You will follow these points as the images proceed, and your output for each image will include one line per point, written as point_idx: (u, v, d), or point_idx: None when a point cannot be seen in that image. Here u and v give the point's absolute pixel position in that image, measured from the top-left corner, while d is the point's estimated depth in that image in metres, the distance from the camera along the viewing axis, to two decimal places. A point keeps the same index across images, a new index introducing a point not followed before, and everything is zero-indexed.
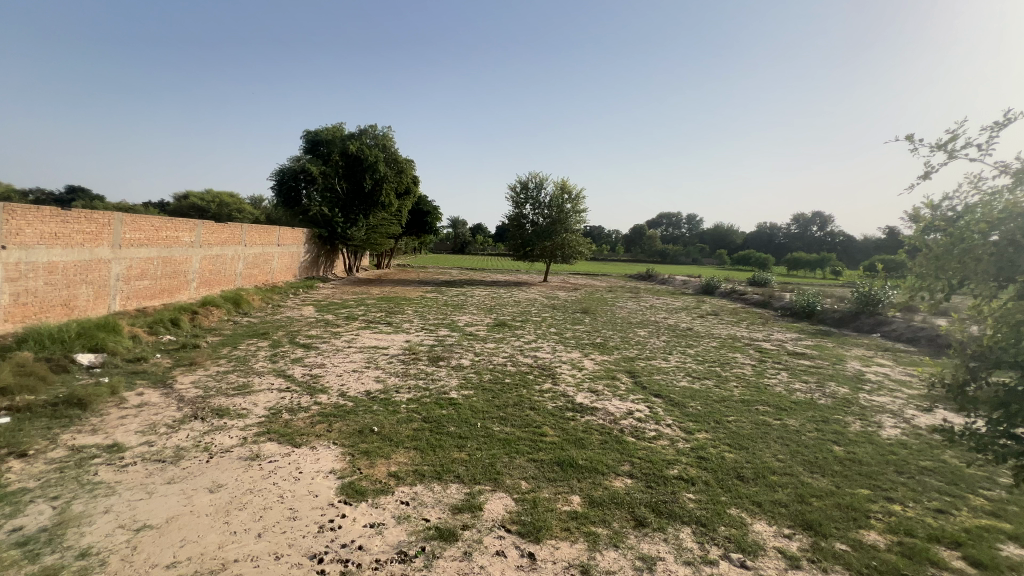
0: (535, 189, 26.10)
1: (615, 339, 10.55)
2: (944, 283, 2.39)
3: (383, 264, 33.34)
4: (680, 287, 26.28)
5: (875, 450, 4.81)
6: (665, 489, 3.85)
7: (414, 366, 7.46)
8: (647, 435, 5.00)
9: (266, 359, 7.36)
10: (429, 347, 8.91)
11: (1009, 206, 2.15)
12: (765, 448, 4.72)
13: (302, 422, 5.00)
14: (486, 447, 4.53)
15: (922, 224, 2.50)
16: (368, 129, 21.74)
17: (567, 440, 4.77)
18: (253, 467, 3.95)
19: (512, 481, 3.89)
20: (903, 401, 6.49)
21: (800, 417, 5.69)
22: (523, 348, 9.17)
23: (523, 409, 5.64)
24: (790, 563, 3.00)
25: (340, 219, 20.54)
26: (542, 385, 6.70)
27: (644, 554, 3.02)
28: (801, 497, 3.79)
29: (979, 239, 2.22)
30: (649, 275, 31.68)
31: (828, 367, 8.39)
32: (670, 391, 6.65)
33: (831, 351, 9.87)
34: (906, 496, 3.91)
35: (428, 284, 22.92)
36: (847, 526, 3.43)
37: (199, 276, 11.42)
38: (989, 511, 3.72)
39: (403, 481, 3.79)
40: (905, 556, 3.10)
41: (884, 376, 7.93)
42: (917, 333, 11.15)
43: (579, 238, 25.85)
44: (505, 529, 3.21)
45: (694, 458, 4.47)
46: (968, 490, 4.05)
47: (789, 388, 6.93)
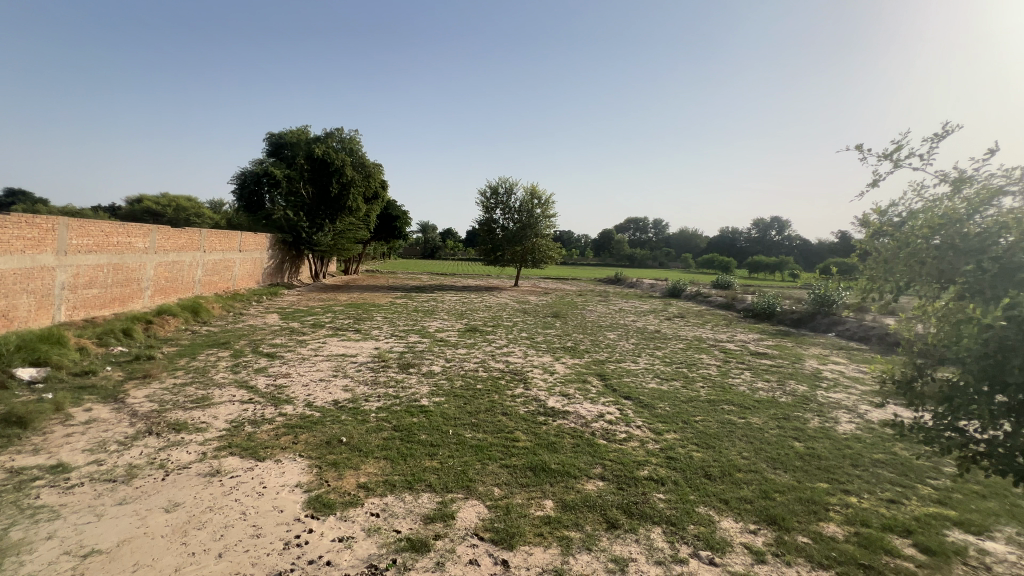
0: (505, 194, 26.17)
1: (585, 342, 10.66)
2: (892, 283, 2.53)
3: (351, 271, 32.67)
4: (648, 290, 26.83)
5: (832, 445, 5.03)
6: (636, 490, 3.90)
7: (384, 374, 7.33)
8: (617, 437, 5.07)
9: (227, 370, 7.07)
10: (399, 354, 8.76)
11: (947, 213, 2.30)
12: (730, 447, 4.86)
13: (266, 434, 4.81)
14: (458, 454, 4.49)
15: (872, 229, 2.64)
16: (335, 131, 21.24)
17: (539, 445, 4.78)
18: (213, 483, 3.78)
19: (485, 488, 3.86)
20: (856, 397, 6.83)
21: (763, 415, 5.88)
22: (495, 353, 9.14)
23: (495, 415, 5.62)
24: (756, 557, 3.08)
25: (305, 224, 20.00)
26: (513, 390, 6.69)
27: (616, 556, 3.04)
28: (765, 493, 3.91)
29: (923, 243, 2.36)
30: (617, 279, 32.15)
31: (788, 366, 8.73)
32: (639, 392, 6.77)
33: (791, 351, 10.29)
34: (862, 488, 4.09)
35: (397, 290, 22.59)
36: (808, 519, 3.56)
37: (154, 284, 10.87)
38: (937, 499, 3.94)
39: (373, 492, 3.71)
40: (861, 546, 3.23)
41: (839, 373, 8.32)
42: (868, 332, 11.77)
43: (549, 243, 26.17)
44: (478, 537, 3.18)
45: (663, 458, 4.55)
46: (917, 480, 4.27)
47: (753, 387, 7.18)
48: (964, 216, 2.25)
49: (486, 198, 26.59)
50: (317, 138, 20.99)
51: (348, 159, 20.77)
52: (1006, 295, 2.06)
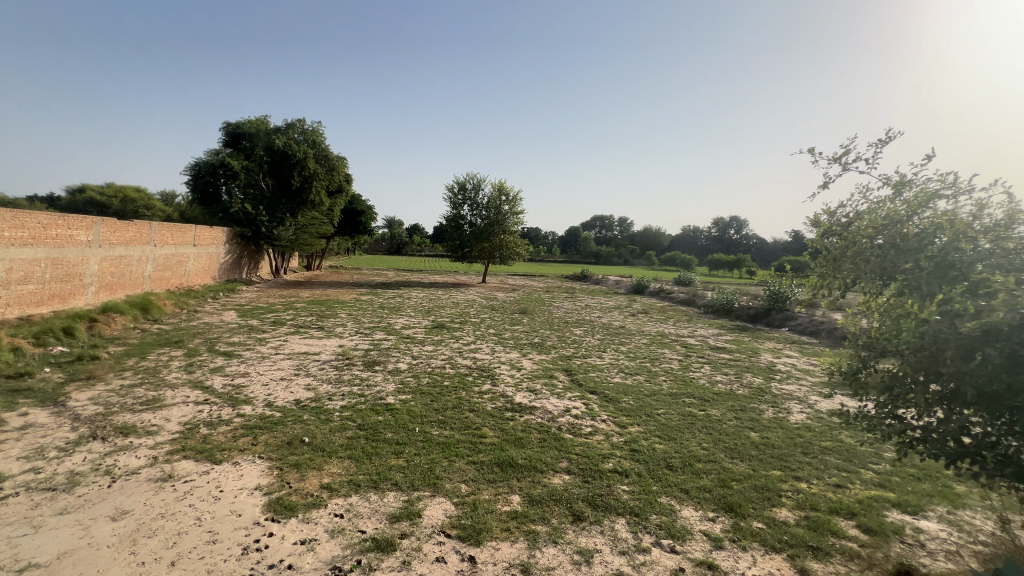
0: (473, 189, 26.01)
1: (552, 338, 10.78)
2: (840, 280, 2.67)
3: (313, 266, 31.72)
4: (613, 287, 27.33)
5: (785, 434, 5.28)
6: (601, 483, 3.98)
7: (349, 372, 7.17)
8: (583, 431, 5.16)
9: (181, 370, 6.75)
10: (364, 351, 8.60)
11: (889, 214, 2.44)
12: (691, 438, 5.02)
13: (223, 436, 4.62)
14: (425, 451, 4.45)
15: (822, 229, 2.78)
16: (297, 122, 20.52)
17: (507, 440, 4.80)
18: (165, 489, 3.60)
19: (451, 485, 3.84)
20: (807, 388, 7.20)
21: (722, 407, 6.11)
22: (462, 350, 9.11)
23: (462, 412, 5.60)
24: (714, 544, 3.21)
25: (264, 218, 19.27)
26: (481, 387, 6.69)
27: (582, 548, 3.10)
28: (723, 482, 4.07)
29: (867, 243, 2.50)
30: (584, 276, 32.58)
31: (744, 359, 9.11)
32: (605, 387, 6.91)
33: (747, 345, 10.73)
34: (811, 474, 4.32)
35: (362, 286, 22.14)
36: (762, 505, 3.73)
37: (98, 280, 10.22)
38: (878, 482, 4.21)
39: (337, 493, 3.63)
40: (811, 529, 3.42)
41: (792, 366, 8.75)
42: (818, 327, 12.41)
43: (517, 239, 26.18)
44: (445, 535, 3.16)
45: (627, 451, 4.66)
46: (860, 465, 4.55)
47: (712, 380, 7.45)
48: (904, 218, 2.39)
49: (453, 194, 26.35)
50: (278, 128, 20.19)
51: (311, 152, 20.10)
52: (941, 292, 2.21)
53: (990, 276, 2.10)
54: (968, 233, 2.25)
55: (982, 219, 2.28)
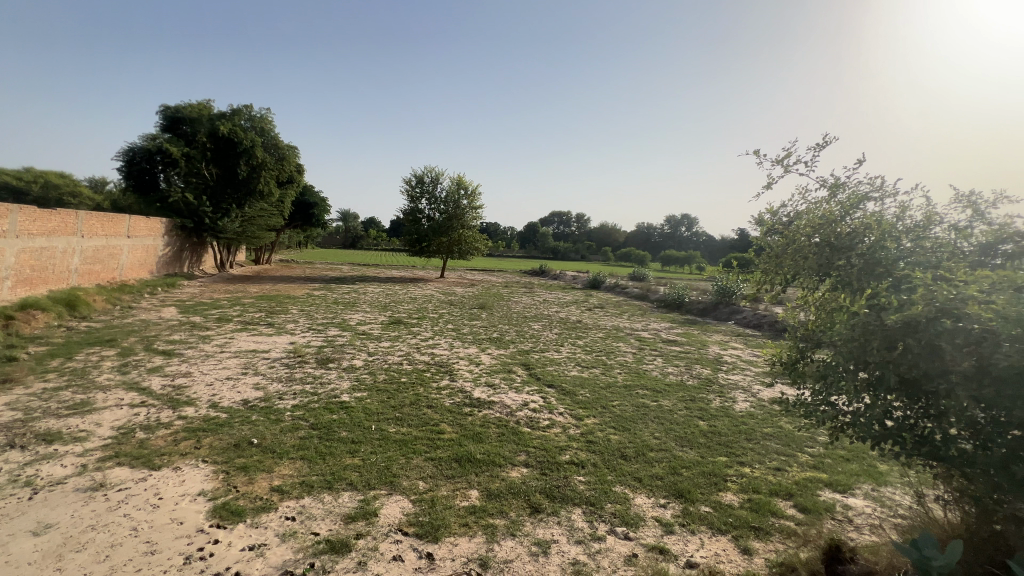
0: (431, 183, 25.64)
1: (511, 333, 10.84)
2: (782, 276, 2.84)
3: (262, 260, 30.30)
4: (570, 282, 27.78)
5: (730, 422, 5.56)
6: (558, 475, 4.05)
7: (301, 370, 6.92)
8: (541, 424, 5.23)
9: (113, 371, 6.28)
10: (317, 348, 8.32)
11: (825, 214, 2.61)
12: (644, 428, 5.20)
13: (162, 440, 4.35)
14: (381, 449, 4.37)
15: (765, 228, 2.93)
16: (243, 108, 19.41)
17: (465, 436, 4.79)
18: (95, 499, 3.35)
19: (409, 482, 3.79)
20: (750, 378, 7.62)
21: (673, 398, 6.36)
22: (420, 346, 8.99)
23: (420, 408, 5.53)
24: (665, 529, 3.34)
25: (207, 208, 18.19)
26: (439, 382, 6.64)
27: (539, 539, 3.14)
28: (673, 469, 4.24)
29: (806, 241, 2.66)
30: (542, 271, 32.90)
31: (694, 352, 9.52)
32: (562, 380, 7.03)
33: (696, 338, 11.22)
34: (754, 459, 4.58)
35: (315, 280, 21.38)
36: (710, 490, 3.92)
37: (15, 274, 9.33)
38: (813, 464, 4.52)
39: (288, 495, 3.50)
40: (753, 510, 3.62)
41: (737, 357, 9.23)
42: (761, 320, 13.15)
43: (475, 234, 26.01)
44: (402, 533, 3.12)
45: (583, 442, 4.76)
46: (798, 449, 4.86)
47: (664, 372, 7.74)
48: (837, 218, 2.56)
49: (411, 187, 25.85)
50: (222, 114, 18.99)
51: (259, 140, 19.08)
52: (868, 286, 2.38)
53: (911, 272, 2.28)
54: (893, 233, 2.44)
55: (905, 221, 2.48)
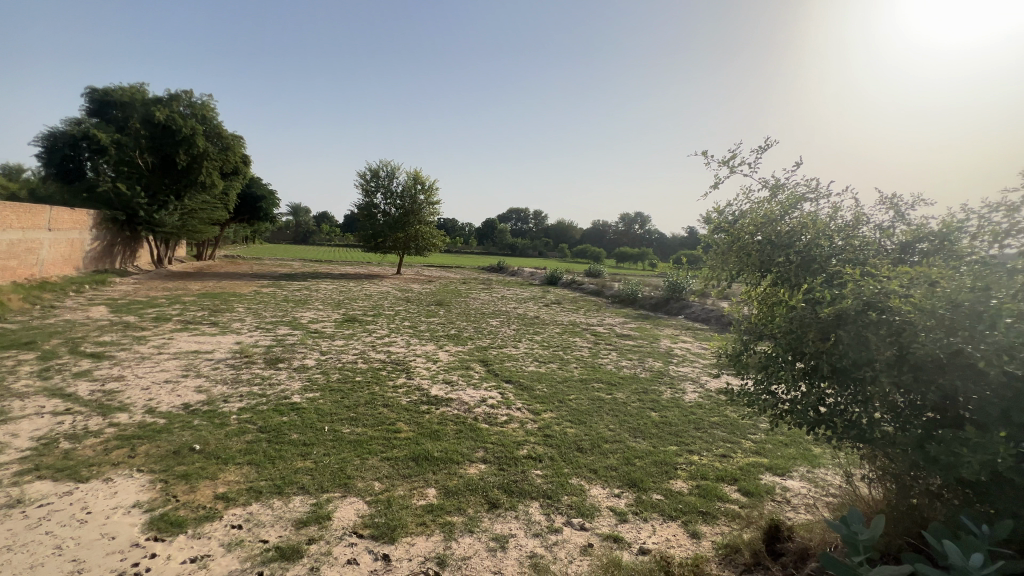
0: (386, 177, 25.05)
1: (468, 329, 10.80)
2: (728, 272, 2.98)
3: (205, 255, 28.59)
4: (528, 278, 27.94)
5: (680, 412, 5.80)
6: (515, 470, 4.08)
7: (248, 371, 6.59)
8: (498, 420, 5.24)
9: (33, 376, 5.74)
10: (266, 348, 7.96)
11: (766, 214, 2.75)
12: (599, 421, 5.32)
13: (91, 450, 4.02)
14: (335, 451, 4.24)
15: (712, 226, 3.05)
16: (182, 94, 18.06)
17: (422, 434, 4.73)
18: (12, 517, 3.06)
19: (364, 484, 3.71)
20: (699, 369, 7.97)
21: (627, 390, 6.55)
22: (376, 344, 8.79)
23: (376, 407, 5.42)
24: (619, 518, 3.44)
25: (142, 200, 16.94)
26: (395, 381, 6.52)
27: (497, 534, 3.15)
28: (627, 460, 4.37)
29: (749, 238, 2.80)
30: (500, 267, 32.92)
31: (647, 345, 9.84)
32: (520, 375, 7.09)
33: (649, 332, 11.60)
34: (701, 447, 4.79)
35: (263, 277, 20.43)
36: (661, 478, 4.07)
37: None
38: (755, 450, 4.79)
39: (234, 503, 3.33)
40: (701, 496, 3.79)
41: (687, 350, 9.64)
42: (708, 314, 13.77)
43: (432, 230, 25.65)
44: (357, 535, 3.04)
45: (540, 436, 4.82)
46: (741, 436, 5.14)
47: (618, 365, 7.96)
48: (777, 218, 2.71)
49: (365, 181, 25.15)
50: (157, 98, 17.62)
51: (200, 128, 17.88)
52: (805, 282, 2.54)
53: (841, 268, 2.45)
54: (826, 232, 2.61)
55: (837, 220, 2.65)
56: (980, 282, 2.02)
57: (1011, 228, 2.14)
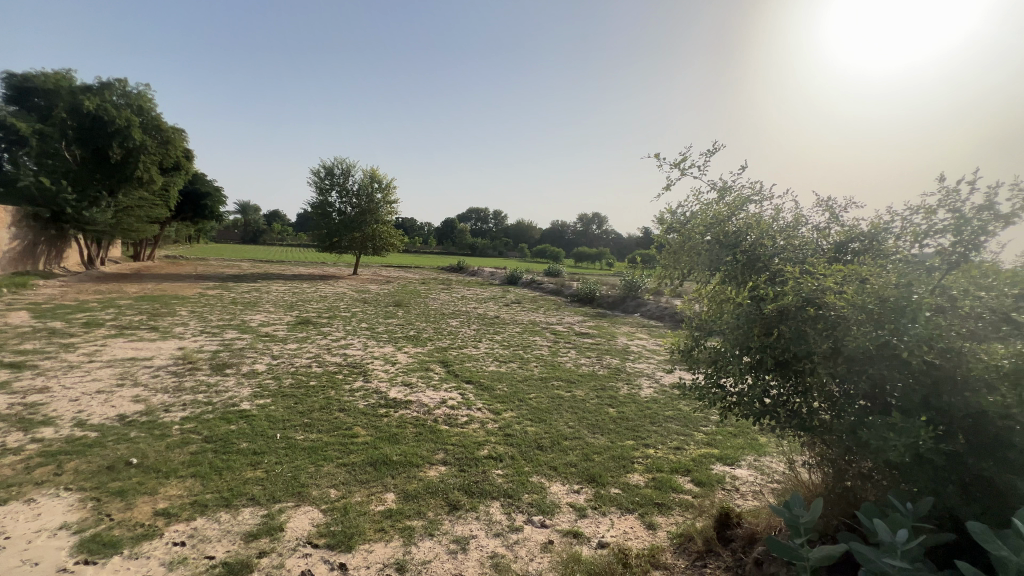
0: (341, 175, 24.34)
1: (428, 330, 10.67)
2: (679, 271, 3.09)
3: (143, 256, 26.77)
4: (488, 278, 27.95)
5: (637, 407, 5.97)
6: (476, 470, 4.06)
7: (192, 378, 6.23)
8: (459, 420, 5.21)
9: None
10: (211, 353, 7.54)
11: (715, 214, 2.86)
12: (559, 418, 5.40)
13: (10, 469, 3.68)
14: (288, 459, 4.07)
15: (665, 226, 3.14)
16: (115, 83, 16.84)
17: (380, 438, 4.62)
18: None
19: (319, 491, 3.58)
20: (654, 365, 8.22)
21: (585, 388, 6.67)
22: (331, 346, 8.52)
23: (331, 412, 5.25)
24: (579, 513, 3.49)
25: (69, 195, 15.60)
26: (352, 384, 6.34)
27: (458, 536, 3.13)
28: (586, 456, 4.44)
29: (699, 238, 2.90)
30: (460, 267, 32.70)
31: (604, 343, 10.06)
32: (480, 375, 7.07)
33: (606, 330, 11.86)
34: (657, 440, 4.94)
35: (208, 278, 19.35)
36: (619, 472, 4.17)
37: None
38: (706, 441, 4.99)
39: (177, 518, 3.14)
40: (657, 488, 3.91)
41: (642, 347, 9.93)
42: (663, 312, 14.25)
43: (390, 229, 25.14)
44: (312, 545, 2.94)
45: (501, 436, 4.82)
46: (694, 428, 5.35)
47: (577, 363, 8.10)
48: (724, 219, 2.83)
49: (319, 179, 24.34)
50: (87, 86, 16.26)
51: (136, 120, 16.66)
52: (749, 280, 2.67)
53: (782, 267, 2.60)
54: (769, 233, 2.75)
55: (779, 222, 2.80)
56: (904, 279, 2.19)
57: (929, 229, 2.33)
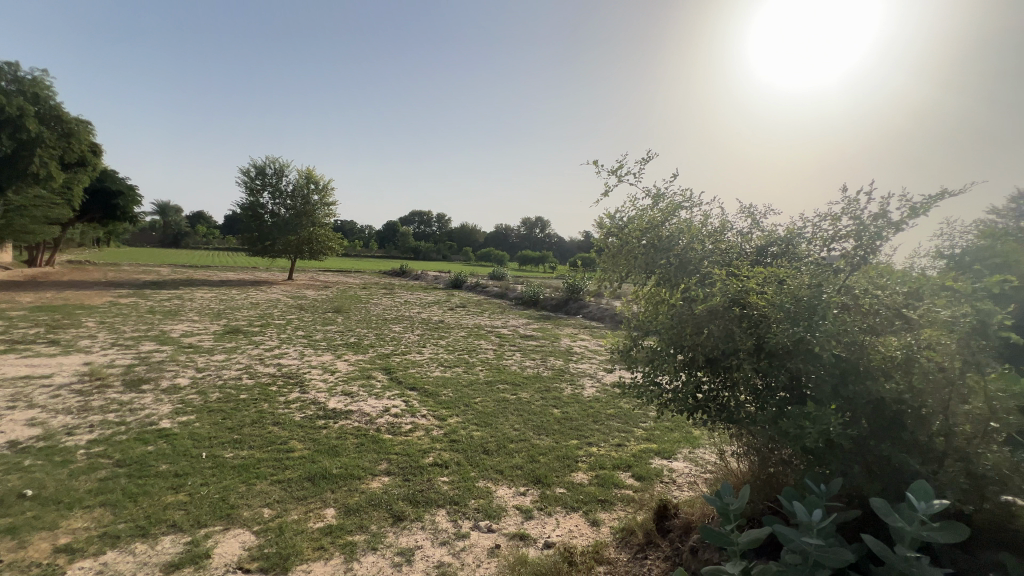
0: (274, 175, 23.09)
1: (369, 336, 10.33)
2: (618, 274, 3.20)
3: (39, 261, 23.83)
4: (431, 282, 27.60)
5: (580, 407, 6.11)
6: (421, 479, 3.97)
7: (101, 396, 5.63)
8: (403, 428, 5.08)
9: None
10: (124, 368, 6.85)
11: (650, 220, 2.98)
12: (505, 421, 5.41)
13: None
14: (215, 479, 3.78)
15: (604, 230, 3.23)
16: (4, 66, 14.99)
17: (319, 451, 4.41)
18: None
19: (251, 512, 3.36)
20: (596, 365, 8.46)
21: (530, 389, 6.75)
22: (264, 356, 8.03)
23: (264, 427, 4.94)
24: (525, 515, 3.51)
25: None
26: (287, 396, 6.00)
27: (403, 548, 3.04)
28: (531, 457, 4.48)
29: (636, 242, 3.01)
30: (402, 271, 32.00)
31: (548, 345, 10.23)
32: (424, 381, 6.93)
33: (550, 332, 12.07)
34: (600, 438, 5.09)
35: (120, 286, 17.59)
36: (563, 472, 4.24)
37: None
38: (645, 437, 5.21)
39: (82, 554, 2.81)
40: (600, 485, 4.03)
41: (584, 347, 10.19)
42: (603, 313, 14.72)
43: (329, 232, 24.15)
44: (244, 570, 2.74)
45: (446, 442, 4.75)
46: (633, 425, 5.56)
47: (522, 366, 8.16)
48: (659, 223, 2.95)
49: (249, 178, 22.94)
50: None
51: (31, 109, 14.92)
52: (682, 281, 2.81)
53: (711, 269, 2.76)
54: (699, 237, 2.91)
55: (707, 227, 2.97)
56: (815, 280, 2.39)
57: (835, 234, 2.57)
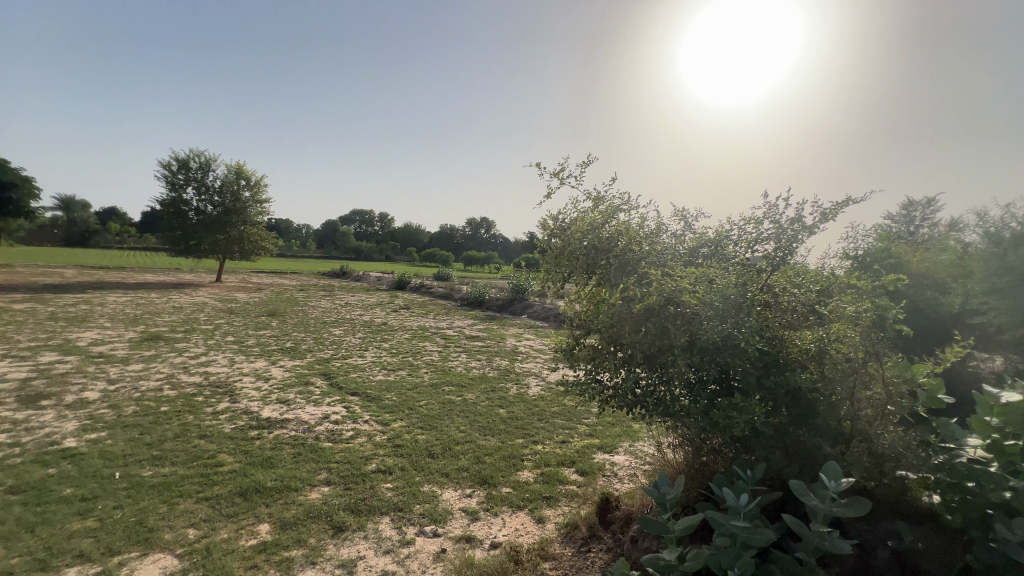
0: (199, 168, 21.44)
1: (307, 341, 9.86)
2: (561, 275, 3.26)
3: None
4: (374, 283, 26.79)
5: (525, 406, 6.17)
6: (363, 487, 3.84)
7: None
8: (344, 436, 4.89)
9: None
10: (19, 382, 6.08)
11: (591, 222, 3.06)
12: (451, 424, 5.35)
13: None
14: (131, 501, 3.46)
15: (547, 232, 3.28)
16: None
17: (251, 463, 4.15)
18: None
19: (173, 534, 3.10)
20: (540, 364, 8.57)
21: (476, 390, 6.72)
22: (189, 365, 7.44)
23: (189, 440, 4.57)
24: (472, 517, 3.50)
25: None
26: (215, 406, 5.59)
27: (344, 559, 2.93)
28: (478, 458, 4.47)
29: (578, 243, 3.07)
30: (343, 272, 30.83)
31: (494, 345, 10.25)
32: (366, 386, 6.71)
33: (496, 332, 12.09)
34: (544, 436, 5.16)
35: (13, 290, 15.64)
36: (509, 471, 4.26)
37: None
38: (588, 433, 5.35)
39: None
40: (545, 482, 4.09)
41: (530, 347, 10.31)
42: (548, 313, 14.96)
43: (262, 231, 22.81)
44: None
45: (390, 448, 4.63)
46: (577, 421, 5.69)
47: (467, 367, 8.12)
48: (599, 226, 3.03)
49: (170, 172, 21.16)
50: None
51: None
52: (620, 281, 2.90)
53: (648, 269, 2.87)
54: (636, 238, 3.02)
55: (645, 229, 3.09)
56: (740, 279, 2.56)
57: (758, 237, 2.76)
